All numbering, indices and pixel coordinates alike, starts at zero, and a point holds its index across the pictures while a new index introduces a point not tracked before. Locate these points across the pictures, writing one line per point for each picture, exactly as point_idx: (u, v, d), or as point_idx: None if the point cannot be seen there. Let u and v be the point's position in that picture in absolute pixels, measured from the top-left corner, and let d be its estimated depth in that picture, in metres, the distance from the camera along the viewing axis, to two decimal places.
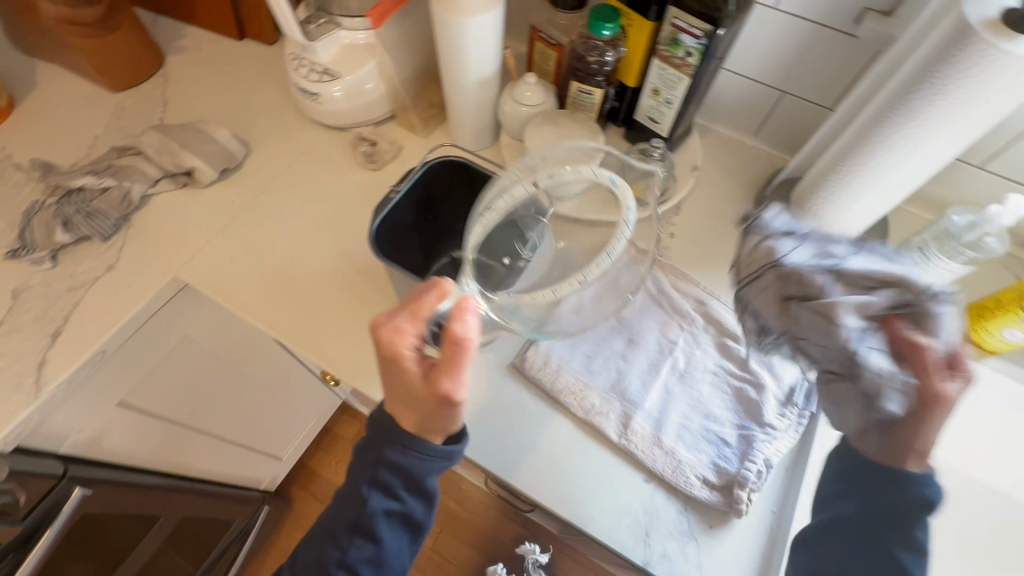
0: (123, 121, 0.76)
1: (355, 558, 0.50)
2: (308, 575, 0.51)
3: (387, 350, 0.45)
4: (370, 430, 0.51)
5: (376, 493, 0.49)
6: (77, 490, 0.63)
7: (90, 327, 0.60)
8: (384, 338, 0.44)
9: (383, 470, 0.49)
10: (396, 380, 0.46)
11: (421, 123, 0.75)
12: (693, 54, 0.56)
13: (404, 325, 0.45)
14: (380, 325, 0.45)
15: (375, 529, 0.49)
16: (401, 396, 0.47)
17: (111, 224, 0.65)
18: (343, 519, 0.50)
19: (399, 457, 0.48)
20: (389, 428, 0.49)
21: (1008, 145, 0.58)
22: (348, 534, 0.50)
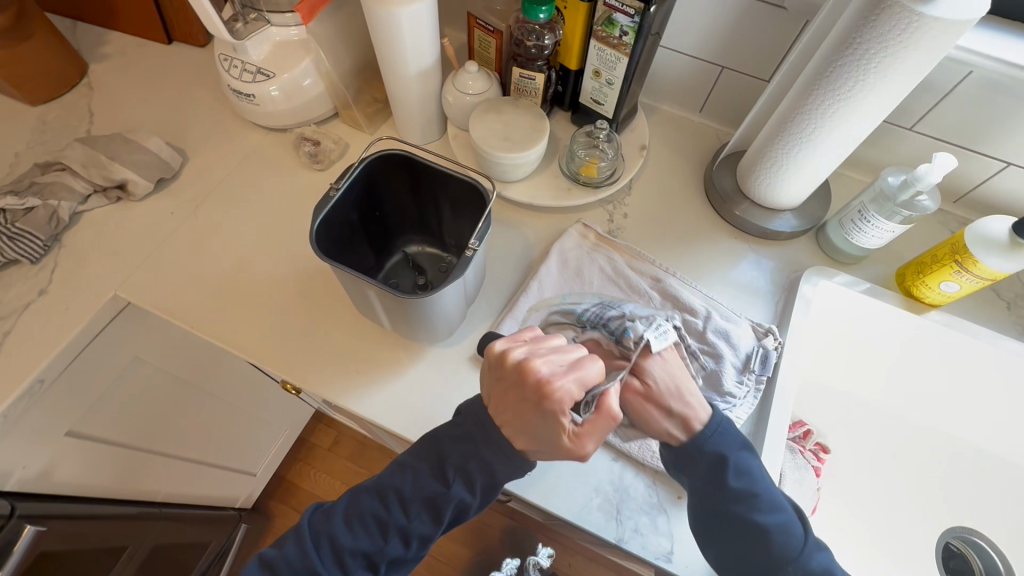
0: (47, 136, 0.72)
1: (414, 529, 0.49)
2: (358, 524, 0.49)
3: (540, 390, 0.45)
4: (477, 414, 0.50)
5: (459, 483, 0.49)
6: (29, 526, 0.59)
7: (26, 356, 0.57)
8: (558, 394, 0.44)
9: (474, 462, 0.49)
10: (518, 413, 0.47)
11: (365, 119, 0.73)
12: (628, 33, 0.57)
13: (570, 384, 0.45)
14: (543, 374, 0.45)
15: (442, 513, 0.49)
16: (516, 423, 0.47)
17: (40, 245, 0.62)
18: (417, 492, 0.50)
19: (495, 456, 0.49)
20: (492, 424, 0.49)
21: (933, 106, 0.61)
22: (417, 505, 0.49)
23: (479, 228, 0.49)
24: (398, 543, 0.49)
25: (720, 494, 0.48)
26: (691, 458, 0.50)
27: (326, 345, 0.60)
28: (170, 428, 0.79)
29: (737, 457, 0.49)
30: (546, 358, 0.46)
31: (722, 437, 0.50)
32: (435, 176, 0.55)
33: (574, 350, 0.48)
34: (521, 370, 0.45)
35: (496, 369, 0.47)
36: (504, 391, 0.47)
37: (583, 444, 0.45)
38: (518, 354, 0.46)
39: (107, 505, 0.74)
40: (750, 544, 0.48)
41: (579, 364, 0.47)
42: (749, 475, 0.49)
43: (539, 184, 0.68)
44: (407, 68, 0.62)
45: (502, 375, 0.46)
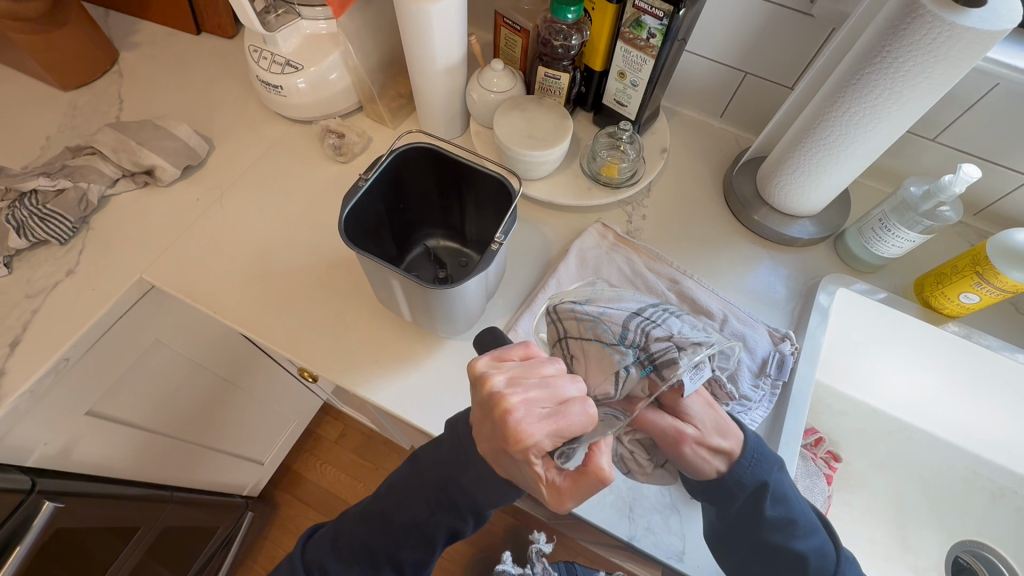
0: (77, 121, 0.73)
1: (407, 554, 0.52)
2: (350, 553, 0.53)
3: (508, 434, 0.38)
4: (453, 444, 0.48)
5: (443, 513, 0.50)
6: (48, 503, 0.60)
7: (53, 334, 0.58)
8: (525, 444, 0.38)
9: (455, 493, 0.49)
10: (497, 448, 0.42)
11: (389, 114, 0.74)
12: (656, 35, 0.57)
13: (542, 434, 0.38)
14: (513, 415, 0.38)
15: (433, 539, 0.51)
16: (501, 459, 0.43)
17: (69, 227, 0.63)
18: (404, 520, 0.52)
19: (472, 485, 0.47)
20: (468, 460, 0.47)
21: (958, 117, 0.61)
22: (406, 533, 0.51)
23: (506, 222, 0.50)
24: (393, 566, 0.52)
25: (757, 522, 0.48)
26: (729, 493, 0.48)
27: (344, 334, 0.61)
28: (186, 414, 0.80)
29: (775, 485, 0.49)
30: (522, 394, 0.39)
31: (760, 464, 0.49)
32: (457, 169, 0.56)
33: (563, 388, 0.40)
34: (493, 405, 0.39)
35: (476, 391, 0.42)
36: (484, 423, 0.42)
37: (562, 501, 0.38)
38: (498, 382, 0.40)
39: (122, 486, 0.75)
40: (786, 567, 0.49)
41: (560, 414, 0.39)
42: (787, 501, 0.49)
43: (559, 183, 0.69)
44: (434, 64, 0.63)
45: (480, 404, 0.41)
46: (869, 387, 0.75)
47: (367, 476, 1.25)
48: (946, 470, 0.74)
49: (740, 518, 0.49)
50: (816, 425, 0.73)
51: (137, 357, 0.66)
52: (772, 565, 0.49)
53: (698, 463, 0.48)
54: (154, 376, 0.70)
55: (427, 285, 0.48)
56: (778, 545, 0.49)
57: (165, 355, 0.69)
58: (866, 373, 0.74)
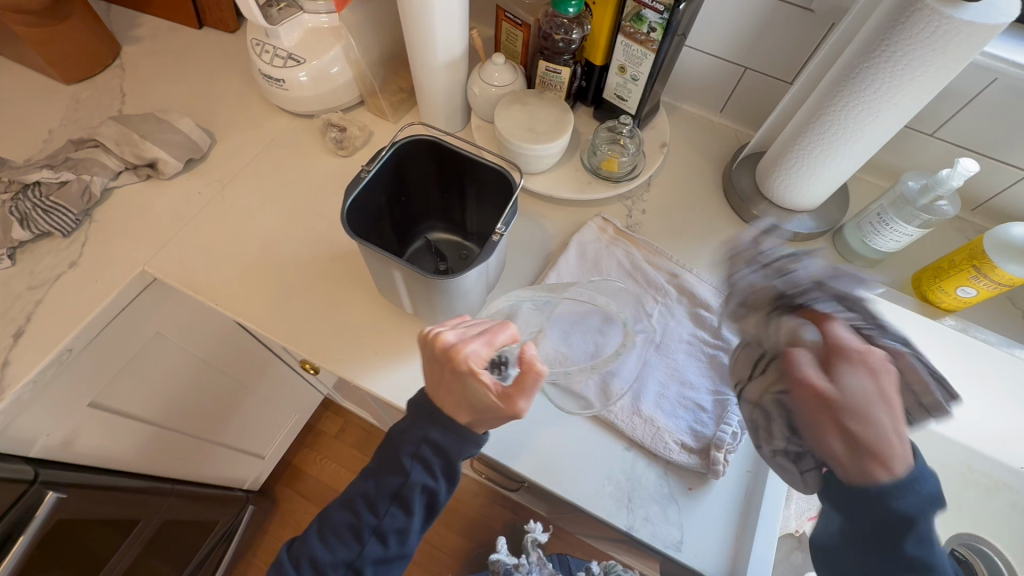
0: (80, 114, 0.73)
1: (389, 526, 0.50)
2: (335, 537, 0.51)
3: (451, 357, 0.45)
4: (414, 410, 0.50)
5: (415, 470, 0.50)
6: (50, 493, 0.61)
7: (57, 325, 0.59)
8: (465, 356, 0.44)
9: (425, 447, 0.49)
10: (450, 387, 0.47)
11: (391, 108, 0.75)
12: (656, 29, 0.57)
13: (477, 346, 0.45)
14: (447, 341, 0.45)
15: (411, 503, 0.50)
16: (457, 398, 0.47)
17: (72, 219, 0.63)
18: (381, 490, 0.51)
19: (439, 434, 0.49)
20: (436, 417, 0.49)
21: (956, 112, 0.61)
22: (385, 502, 0.50)
23: (506, 213, 0.50)
24: (377, 543, 0.50)
25: (891, 566, 0.38)
26: (872, 526, 0.38)
27: (345, 326, 0.61)
28: (188, 406, 0.80)
29: (898, 477, 0.38)
30: (455, 330, 0.47)
31: (910, 500, 0.37)
32: (457, 161, 0.56)
33: (485, 322, 0.48)
34: (433, 347, 0.46)
35: (422, 350, 0.47)
36: (434, 374, 0.47)
37: (514, 403, 0.44)
38: (436, 329, 0.47)
39: (124, 478, 0.75)
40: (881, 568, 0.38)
41: (491, 332, 0.47)
42: (929, 542, 0.37)
43: (559, 177, 0.69)
44: (436, 58, 0.63)
45: (430, 358, 0.47)
46: None
47: None
48: None
49: (873, 560, 0.38)
50: None
51: (139, 350, 0.66)
52: None
53: (824, 441, 0.40)
54: (156, 369, 0.70)
55: (429, 276, 0.49)
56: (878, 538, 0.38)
57: (167, 347, 0.70)
58: None
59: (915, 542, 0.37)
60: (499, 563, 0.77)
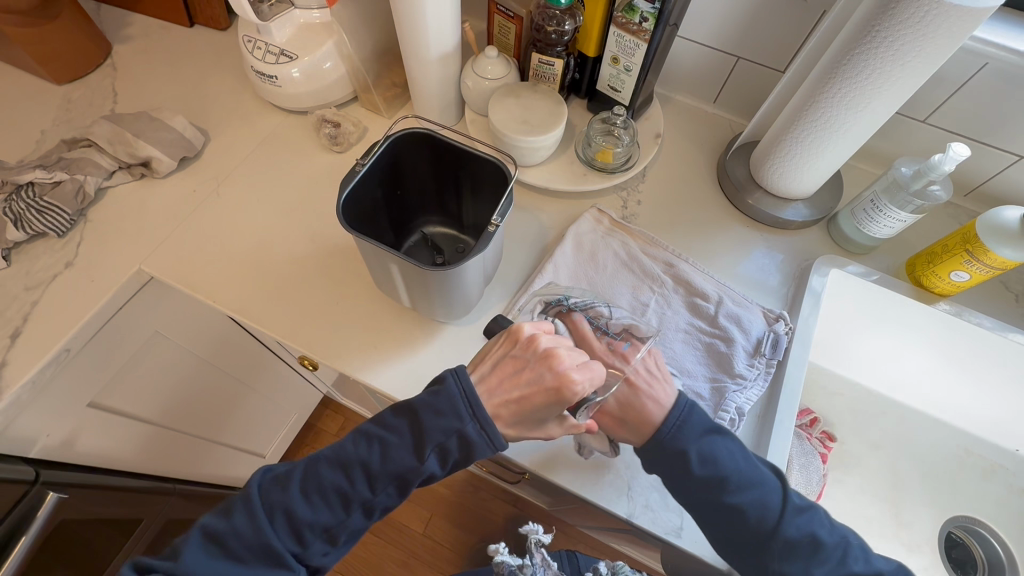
0: (72, 114, 0.73)
1: (380, 503, 0.47)
2: (319, 498, 0.46)
3: (559, 378, 0.46)
4: (454, 397, 0.46)
5: (432, 459, 0.46)
6: (51, 493, 0.60)
7: (55, 325, 0.58)
8: (575, 387, 0.46)
9: (452, 440, 0.46)
10: (525, 395, 0.47)
11: (384, 103, 0.75)
12: (648, 19, 0.57)
13: (585, 377, 0.47)
14: (563, 365, 0.47)
15: (410, 483, 0.47)
16: (520, 407, 0.47)
17: (66, 219, 0.63)
18: (386, 468, 0.46)
19: (473, 430, 0.45)
20: (478, 411, 0.45)
21: (946, 98, 0.62)
22: (384, 481, 0.46)
23: (501, 204, 0.50)
24: (359, 515, 0.47)
25: (688, 484, 0.48)
26: (656, 451, 0.49)
27: (344, 321, 0.61)
28: (188, 405, 0.80)
29: (699, 446, 0.48)
30: (570, 352, 0.48)
31: (682, 428, 0.49)
32: (453, 154, 0.56)
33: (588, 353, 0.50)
34: (543, 356, 0.48)
35: (519, 346, 0.48)
36: (510, 372, 0.48)
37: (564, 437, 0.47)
38: (547, 343, 0.49)
39: (124, 477, 0.75)
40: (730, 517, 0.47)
41: (592, 367, 0.49)
42: (713, 461, 0.48)
43: (555, 169, 0.69)
44: (429, 52, 0.63)
45: (522, 359, 0.48)
46: (866, 367, 0.76)
47: None
48: (939, 449, 0.75)
49: (679, 482, 0.48)
50: (811, 406, 0.74)
51: (138, 349, 0.66)
52: (721, 527, 0.48)
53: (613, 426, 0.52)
54: (155, 368, 0.70)
55: (428, 270, 0.49)
56: (712, 502, 0.47)
57: (166, 346, 0.70)
58: (864, 351, 0.75)
59: (700, 461, 0.48)
60: (501, 565, 0.73)
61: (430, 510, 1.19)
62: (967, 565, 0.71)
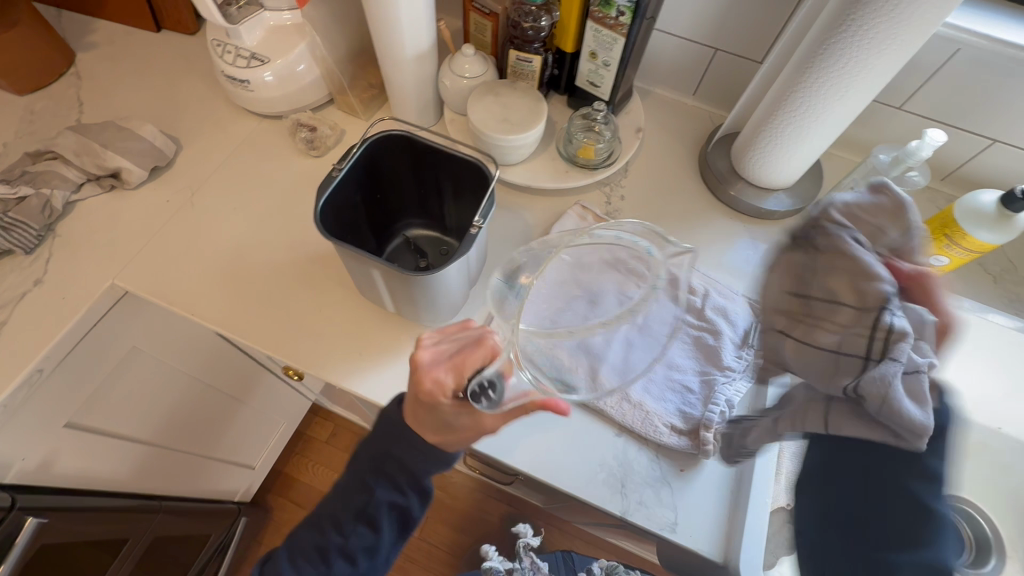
0: (35, 126, 0.70)
1: (355, 544, 0.54)
2: (303, 560, 0.55)
3: (415, 380, 0.47)
4: (382, 433, 0.54)
5: (382, 487, 0.54)
6: (30, 519, 0.58)
7: (24, 345, 0.56)
8: (427, 386, 0.46)
9: (390, 468, 0.53)
10: (414, 405, 0.49)
11: (361, 105, 0.73)
12: (625, 13, 0.57)
13: (442, 375, 0.46)
14: (420, 365, 0.47)
15: (378, 520, 0.54)
16: (418, 418, 0.50)
17: (34, 235, 0.61)
18: (348, 510, 0.55)
19: (404, 454, 0.52)
20: (404, 432, 0.52)
21: (921, 85, 0.62)
22: (350, 522, 0.54)
23: (483, 206, 0.49)
24: (345, 561, 0.54)
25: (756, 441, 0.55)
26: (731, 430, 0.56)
27: (328, 329, 0.60)
28: (171, 421, 0.79)
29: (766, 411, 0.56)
30: (435, 348, 0.48)
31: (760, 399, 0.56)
32: (431, 156, 0.56)
33: (472, 335, 0.47)
34: (412, 360, 0.48)
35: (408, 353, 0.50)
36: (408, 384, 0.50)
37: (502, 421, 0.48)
38: (425, 341, 0.49)
39: (108, 497, 0.73)
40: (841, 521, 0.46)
41: (461, 355, 0.46)
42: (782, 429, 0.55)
43: (536, 167, 0.69)
44: (404, 52, 0.62)
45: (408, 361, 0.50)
46: None
47: None
48: None
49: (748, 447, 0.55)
50: None
51: (115, 366, 0.64)
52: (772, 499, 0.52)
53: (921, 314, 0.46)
54: (135, 384, 0.68)
55: (410, 274, 0.48)
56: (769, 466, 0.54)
57: (145, 361, 0.68)
58: None
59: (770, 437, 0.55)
60: (491, 571, 0.75)
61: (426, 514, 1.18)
62: None
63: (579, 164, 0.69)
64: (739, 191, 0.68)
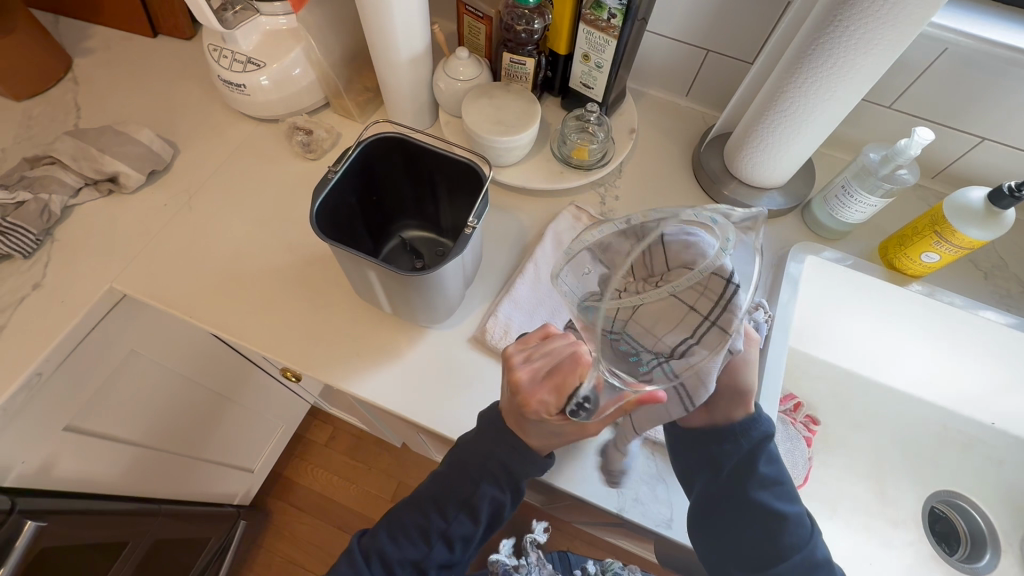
0: (33, 131, 0.71)
1: (456, 531, 0.55)
2: (404, 536, 0.55)
3: (519, 403, 0.48)
4: (491, 426, 0.52)
5: (486, 483, 0.53)
6: (29, 522, 0.58)
7: (24, 349, 0.57)
8: (534, 409, 0.48)
9: (495, 465, 0.53)
10: (517, 417, 0.50)
11: (357, 108, 0.74)
12: (616, 15, 0.58)
13: (545, 396, 0.47)
14: (521, 386, 0.48)
15: (478, 511, 0.54)
16: (523, 428, 0.50)
17: (32, 239, 0.61)
18: (450, 496, 0.55)
19: (510, 455, 0.52)
20: (508, 435, 0.51)
21: (909, 84, 0.63)
22: (453, 509, 0.55)
23: (478, 206, 0.50)
24: (443, 547, 0.55)
25: (747, 482, 0.52)
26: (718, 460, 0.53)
27: (325, 331, 0.61)
28: (170, 424, 0.79)
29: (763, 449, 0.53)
30: (532, 367, 0.48)
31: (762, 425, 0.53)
32: (426, 158, 0.56)
33: (554, 355, 0.48)
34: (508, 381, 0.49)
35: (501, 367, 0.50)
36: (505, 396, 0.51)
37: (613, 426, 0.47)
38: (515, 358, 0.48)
39: (108, 501, 0.73)
40: (770, 529, 0.51)
41: (561, 372, 0.47)
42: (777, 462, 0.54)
43: (531, 168, 0.69)
44: (399, 55, 0.62)
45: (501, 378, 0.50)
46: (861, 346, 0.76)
47: (358, 477, 1.24)
48: (921, 426, 0.76)
49: (730, 481, 0.52)
50: (794, 391, 0.75)
51: (114, 369, 0.65)
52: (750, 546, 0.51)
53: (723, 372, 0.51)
54: (133, 388, 0.68)
55: (406, 274, 0.48)
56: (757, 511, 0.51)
57: (143, 364, 0.68)
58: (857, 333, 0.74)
59: (760, 483, 0.52)
60: (499, 565, 0.71)
61: None
62: (950, 537, 0.73)
63: (573, 165, 0.69)
64: (733, 190, 0.69)
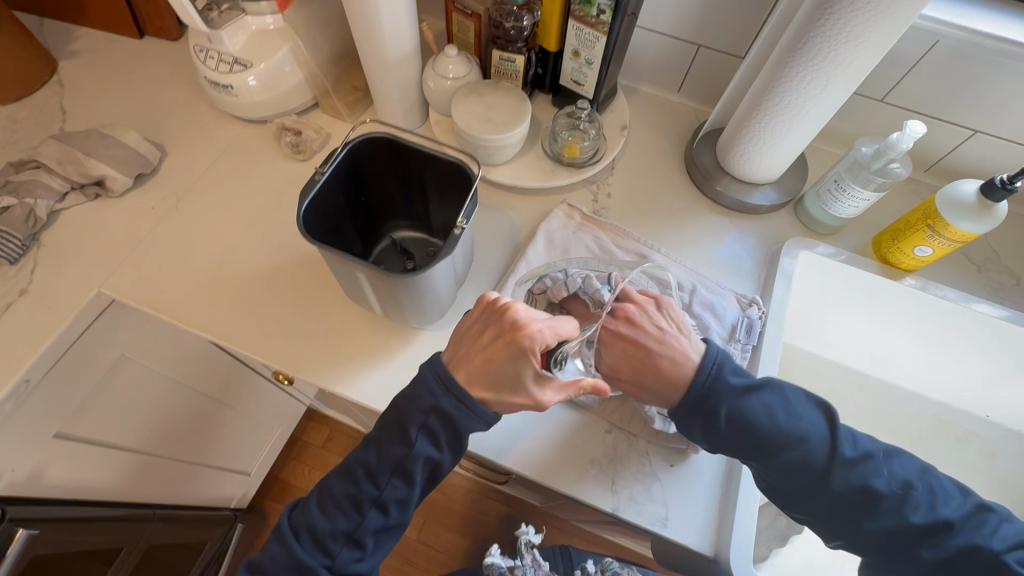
0: (17, 135, 0.70)
1: (389, 497, 0.48)
2: (334, 507, 0.48)
3: (514, 327, 0.46)
4: (428, 380, 0.48)
5: (421, 440, 0.48)
6: (21, 530, 0.58)
7: (10, 355, 0.56)
8: (530, 333, 0.45)
9: (433, 418, 0.48)
10: (488, 356, 0.47)
11: (346, 108, 0.73)
12: (606, 11, 0.57)
13: (543, 330, 0.46)
14: (519, 314, 0.47)
15: (414, 473, 0.48)
16: (483, 372, 0.47)
17: (18, 245, 0.60)
18: (381, 460, 0.48)
19: (450, 406, 0.47)
20: (450, 380, 0.47)
21: (901, 77, 0.63)
22: (386, 473, 0.48)
23: (466, 206, 0.50)
24: (377, 514, 0.48)
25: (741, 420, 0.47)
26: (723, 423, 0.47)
27: (316, 332, 0.60)
28: (164, 429, 0.78)
29: (736, 401, 0.47)
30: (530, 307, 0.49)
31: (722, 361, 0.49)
32: (415, 157, 0.56)
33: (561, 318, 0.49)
34: (502, 318, 0.47)
35: (489, 312, 0.49)
36: (483, 339, 0.48)
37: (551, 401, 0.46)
38: (505, 299, 0.49)
39: (100, 507, 0.72)
40: (795, 466, 0.46)
41: (558, 321, 0.48)
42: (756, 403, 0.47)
43: (522, 166, 0.69)
44: (386, 54, 0.61)
45: (485, 321, 0.49)
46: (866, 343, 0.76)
47: None
48: (914, 421, 0.76)
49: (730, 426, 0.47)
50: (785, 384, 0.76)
51: (102, 375, 0.64)
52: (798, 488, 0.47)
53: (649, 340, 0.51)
54: (124, 393, 0.68)
55: (395, 277, 0.48)
56: (766, 457, 0.46)
57: (133, 369, 0.67)
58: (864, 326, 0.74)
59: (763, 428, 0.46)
60: (493, 569, 0.67)
61: (424, 515, 1.17)
62: None
63: (564, 163, 0.69)
64: (727, 187, 0.68)
